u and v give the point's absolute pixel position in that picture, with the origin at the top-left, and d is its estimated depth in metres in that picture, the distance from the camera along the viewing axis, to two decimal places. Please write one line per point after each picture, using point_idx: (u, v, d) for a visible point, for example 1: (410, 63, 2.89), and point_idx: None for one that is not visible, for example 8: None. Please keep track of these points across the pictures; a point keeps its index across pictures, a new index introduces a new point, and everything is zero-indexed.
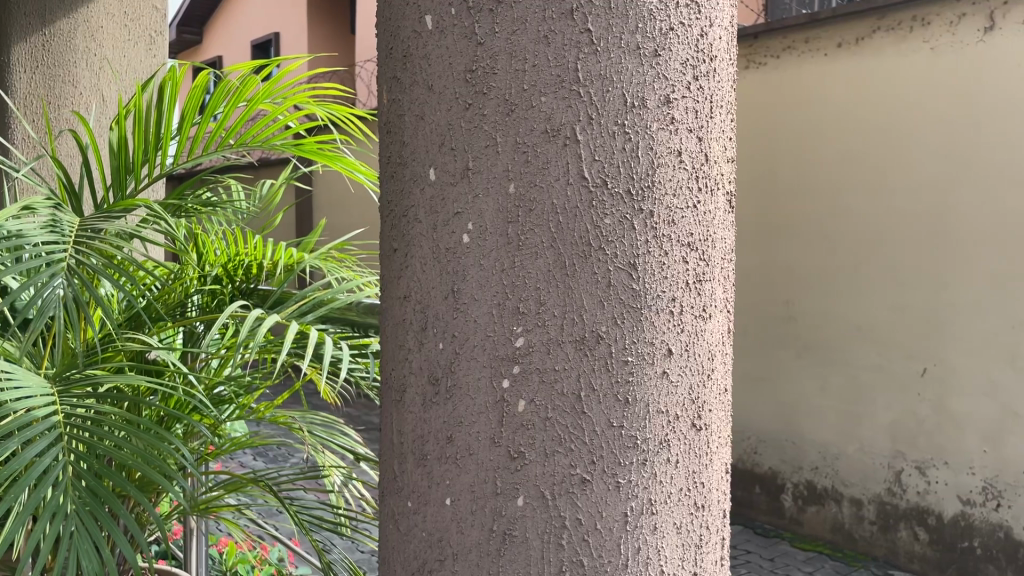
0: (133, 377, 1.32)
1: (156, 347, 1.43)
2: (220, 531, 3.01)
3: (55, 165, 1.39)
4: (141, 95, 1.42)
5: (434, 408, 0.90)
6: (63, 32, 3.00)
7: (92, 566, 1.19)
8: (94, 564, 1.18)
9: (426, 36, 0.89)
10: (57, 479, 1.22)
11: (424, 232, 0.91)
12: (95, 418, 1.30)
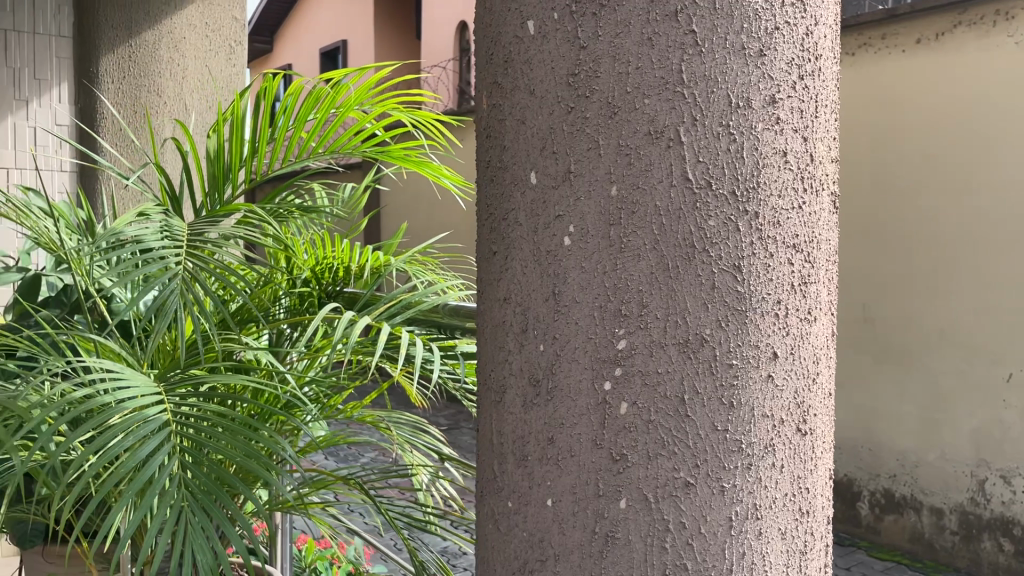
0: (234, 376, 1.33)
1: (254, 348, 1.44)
2: (301, 529, 3.07)
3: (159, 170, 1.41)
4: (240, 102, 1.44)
5: (535, 409, 0.91)
6: (146, 43, 3.02)
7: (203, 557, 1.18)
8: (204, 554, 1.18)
9: (528, 40, 0.90)
10: (168, 474, 1.21)
11: (524, 235, 0.92)
12: (202, 415, 1.30)
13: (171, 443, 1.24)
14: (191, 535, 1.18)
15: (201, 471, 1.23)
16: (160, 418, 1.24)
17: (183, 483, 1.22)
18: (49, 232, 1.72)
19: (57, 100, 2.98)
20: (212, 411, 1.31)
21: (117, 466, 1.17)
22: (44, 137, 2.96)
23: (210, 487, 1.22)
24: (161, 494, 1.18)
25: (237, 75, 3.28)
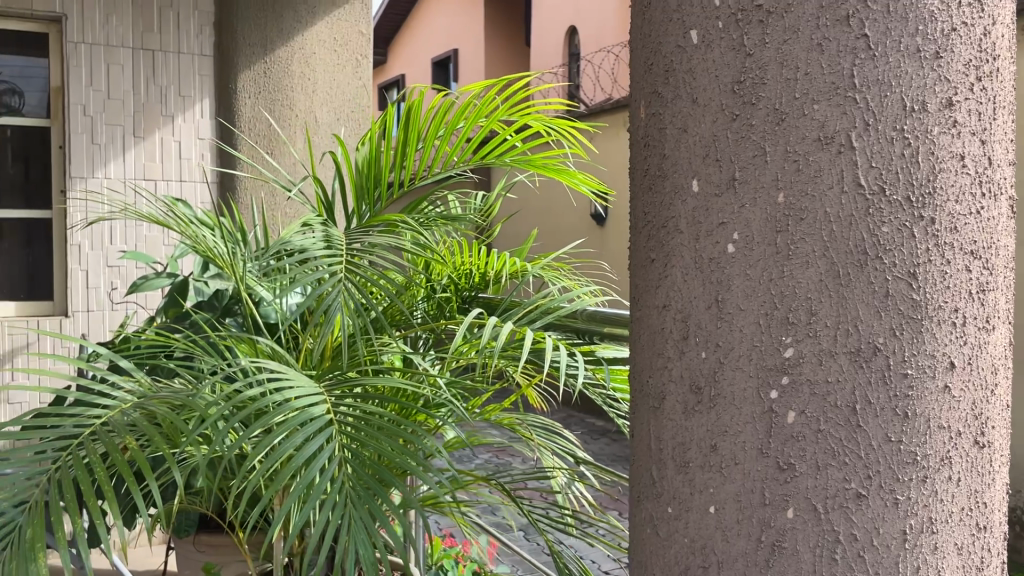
0: (391, 377, 1.37)
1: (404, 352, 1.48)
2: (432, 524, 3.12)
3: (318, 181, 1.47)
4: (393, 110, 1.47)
5: (696, 416, 0.91)
6: (281, 59, 3.18)
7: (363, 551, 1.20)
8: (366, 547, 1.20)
9: (691, 50, 0.90)
10: (331, 470, 1.25)
11: (685, 242, 0.91)
12: (359, 415, 1.34)
13: (332, 441, 1.28)
14: (354, 528, 1.22)
15: (362, 467, 1.27)
16: (323, 417, 1.29)
17: (345, 479, 1.26)
18: (208, 240, 1.83)
19: (200, 115, 3.16)
20: (368, 411, 1.35)
21: (286, 461, 1.22)
22: (189, 150, 3.15)
23: (370, 482, 1.26)
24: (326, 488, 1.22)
25: (363, 88, 3.37)
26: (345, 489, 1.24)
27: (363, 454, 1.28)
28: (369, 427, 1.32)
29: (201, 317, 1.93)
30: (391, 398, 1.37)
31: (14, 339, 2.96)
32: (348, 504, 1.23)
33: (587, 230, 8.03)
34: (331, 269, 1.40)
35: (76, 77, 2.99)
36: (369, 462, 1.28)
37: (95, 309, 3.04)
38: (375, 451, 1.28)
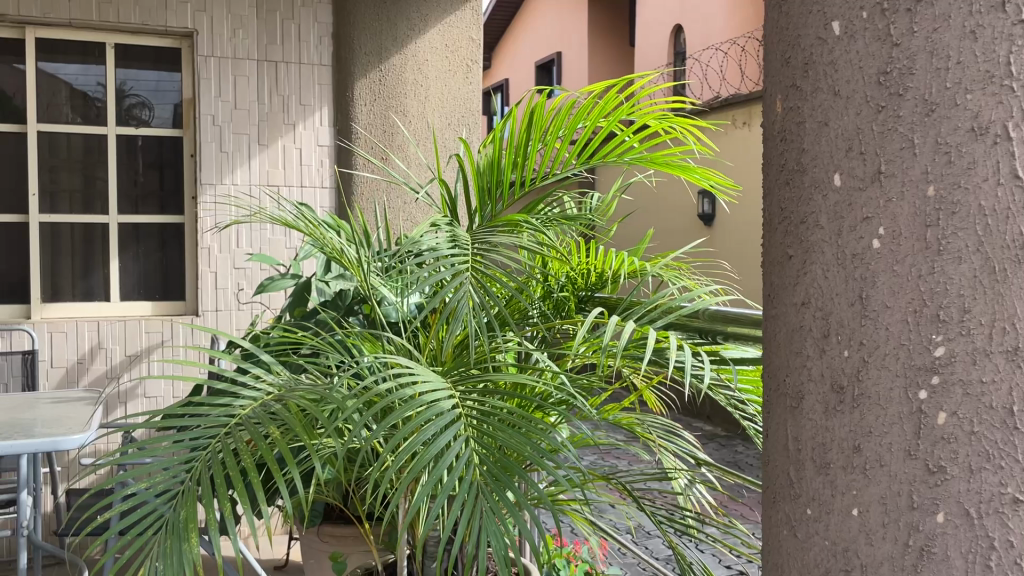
0: (516, 374, 1.39)
1: (528, 349, 1.50)
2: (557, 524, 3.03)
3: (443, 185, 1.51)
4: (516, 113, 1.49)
5: (837, 417, 0.82)
6: (397, 67, 3.30)
7: (496, 544, 1.22)
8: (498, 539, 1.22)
9: (833, 42, 0.82)
10: (461, 460, 1.28)
11: (826, 239, 0.83)
12: (486, 409, 1.37)
13: (461, 434, 1.31)
14: (484, 518, 1.23)
15: (490, 459, 1.29)
16: (452, 411, 1.32)
17: (474, 470, 1.28)
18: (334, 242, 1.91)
19: (319, 123, 3.29)
20: (494, 405, 1.37)
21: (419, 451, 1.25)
22: (309, 157, 3.29)
23: (498, 474, 1.27)
24: (456, 478, 1.25)
25: (474, 93, 3.44)
26: (475, 480, 1.26)
27: (491, 448, 1.30)
28: (495, 420, 1.35)
29: (328, 316, 2.01)
30: (516, 394, 1.39)
31: (150, 336, 3.17)
32: (481, 498, 1.25)
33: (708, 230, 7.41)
34: (457, 266, 1.43)
35: (206, 88, 3.15)
36: (498, 457, 1.30)
37: (223, 309, 3.21)
38: (503, 444, 1.30)
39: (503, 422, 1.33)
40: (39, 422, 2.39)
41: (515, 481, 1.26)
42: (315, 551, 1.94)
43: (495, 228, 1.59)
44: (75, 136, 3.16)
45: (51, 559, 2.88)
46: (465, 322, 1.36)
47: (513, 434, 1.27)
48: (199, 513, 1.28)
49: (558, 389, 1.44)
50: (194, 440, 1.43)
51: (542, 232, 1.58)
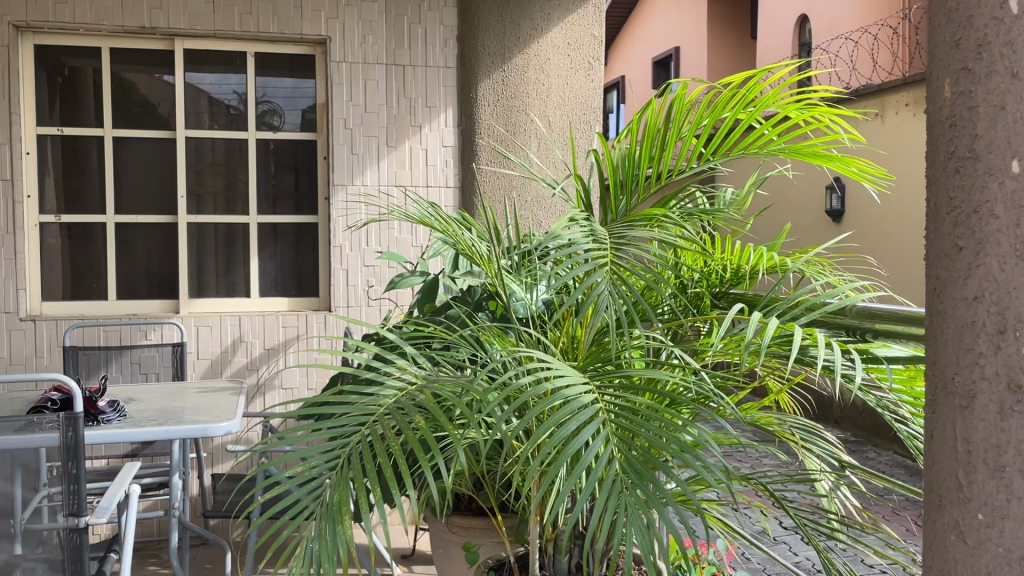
0: (657, 368, 1.37)
1: (667, 343, 1.47)
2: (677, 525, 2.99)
3: (580, 180, 1.51)
4: (656, 105, 1.47)
5: (1015, 417, 0.77)
6: (518, 68, 3.36)
7: (641, 539, 1.22)
8: (643, 535, 1.21)
9: (1010, 21, 0.77)
10: (604, 454, 1.28)
11: (1003, 229, 0.78)
12: (627, 405, 1.36)
13: (603, 428, 1.31)
14: (629, 513, 1.23)
15: (633, 454, 1.28)
16: (593, 405, 1.33)
17: (617, 465, 1.28)
18: (467, 239, 1.96)
19: (444, 124, 3.37)
20: (634, 400, 1.37)
21: (562, 444, 1.26)
22: (434, 157, 3.37)
23: (642, 469, 1.27)
24: (600, 472, 1.25)
25: (595, 90, 3.46)
26: (618, 475, 1.26)
27: (634, 442, 1.29)
28: (638, 417, 1.34)
29: (459, 311, 2.05)
30: (656, 389, 1.38)
31: (287, 330, 3.33)
32: (627, 495, 1.25)
33: (850, 225, 6.78)
34: (598, 261, 1.43)
35: (338, 93, 3.28)
36: (642, 453, 1.29)
37: (353, 305, 3.34)
38: (645, 439, 1.30)
39: (645, 418, 1.32)
40: (189, 410, 2.55)
41: (659, 478, 1.24)
42: (444, 541, 1.99)
43: (633, 222, 1.58)
44: (219, 141, 3.34)
45: (197, 539, 3.07)
46: (605, 316, 1.36)
47: (656, 429, 1.26)
48: (350, 500, 1.33)
49: (699, 386, 1.41)
50: (342, 428, 1.50)
51: (680, 225, 1.56)
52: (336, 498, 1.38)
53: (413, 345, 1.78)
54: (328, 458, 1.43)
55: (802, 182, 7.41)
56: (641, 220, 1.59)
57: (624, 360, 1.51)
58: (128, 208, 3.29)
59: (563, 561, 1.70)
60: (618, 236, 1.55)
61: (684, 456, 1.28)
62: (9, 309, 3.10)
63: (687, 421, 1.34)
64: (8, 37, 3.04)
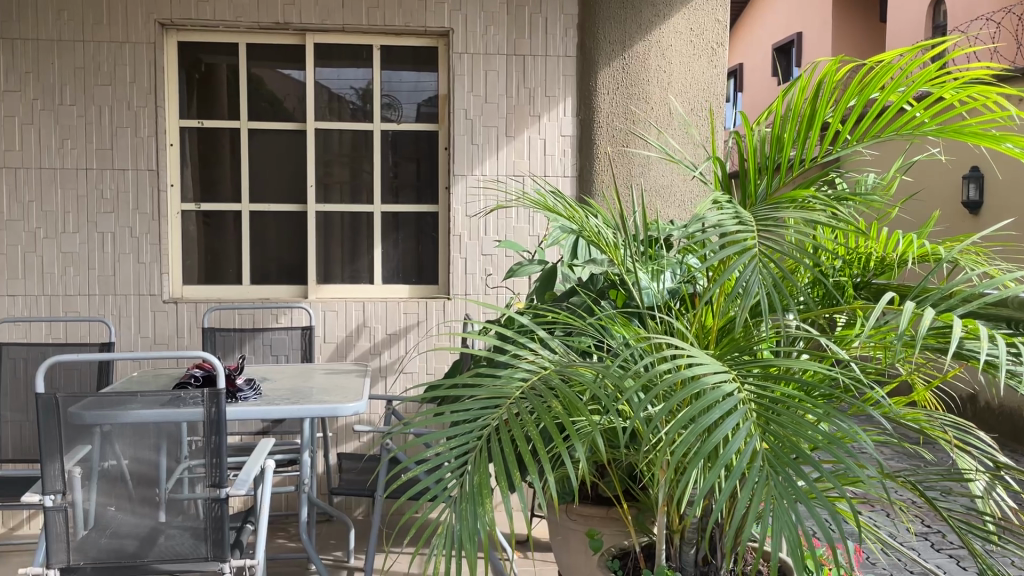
0: (802, 358, 1.32)
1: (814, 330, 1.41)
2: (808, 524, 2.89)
3: (723, 163, 1.49)
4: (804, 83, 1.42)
5: None
6: (640, 55, 3.36)
7: (789, 536, 1.18)
8: (791, 534, 1.17)
9: None
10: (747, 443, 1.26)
11: None
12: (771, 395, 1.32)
13: (745, 416, 1.29)
14: (774, 504, 1.21)
15: (777, 442, 1.26)
16: (735, 393, 1.30)
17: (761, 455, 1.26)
18: (593, 227, 1.96)
19: (563, 113, 3.37)
20: (777, 388, 1.34)
21: (703, 431, 1.25)
22: (553, 147, 3.37)
23: (788, 461, 1.23)
24: (744, 461, 1.23)
25: (719, 76, 3.41)
26: (764, 464, 1.23)
27: (779, 431, 1.26)
28: (783, 409, 1.29)
29: (582, 299, 2.04)
30: (800, 378, 1.34)
31: (408, 316, 3.42)
32: (773, 491, 1.21)
33: (989, 217, 6.39)
34: (743, 245, 1.41)
35: (460, 84, 3.33)
36: (789, 447, 1.24)
37: (471, 293, 3.41)
38: (790, 430, 1.26)
39: (790, 406, 1.29)
40: (318, 389, 2.65)
41: (806, 474, 1.20)
42: (564, 530, 2.00)
43: (777, 206, 1.52)
44: (346, 132, 3.45)
45: (322, 515, 3.20)
46: (750, 303, 1.33)
47: (802, 423, 1.22)
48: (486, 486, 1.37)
49: (846, 379, 1.35)
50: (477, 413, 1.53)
51: (830, 208, 1.50)
52: (476, 480, 1.43)
53: (543, 332, 1.80)
54: (460, 442, 1.45)
55: (939, 170, 7.02)
56: (787, 203, 1.54)
57: (763, 350, 1.48)
58: (261, 196, 3.44)
59: (690, 552, 1.69)
60: (762, 219, 1.50)
61: (833, 447, 1.24)
62: (154, 291, 3.30)
63: (834, 412, 1.29)
64: (155, 35, 3.23)
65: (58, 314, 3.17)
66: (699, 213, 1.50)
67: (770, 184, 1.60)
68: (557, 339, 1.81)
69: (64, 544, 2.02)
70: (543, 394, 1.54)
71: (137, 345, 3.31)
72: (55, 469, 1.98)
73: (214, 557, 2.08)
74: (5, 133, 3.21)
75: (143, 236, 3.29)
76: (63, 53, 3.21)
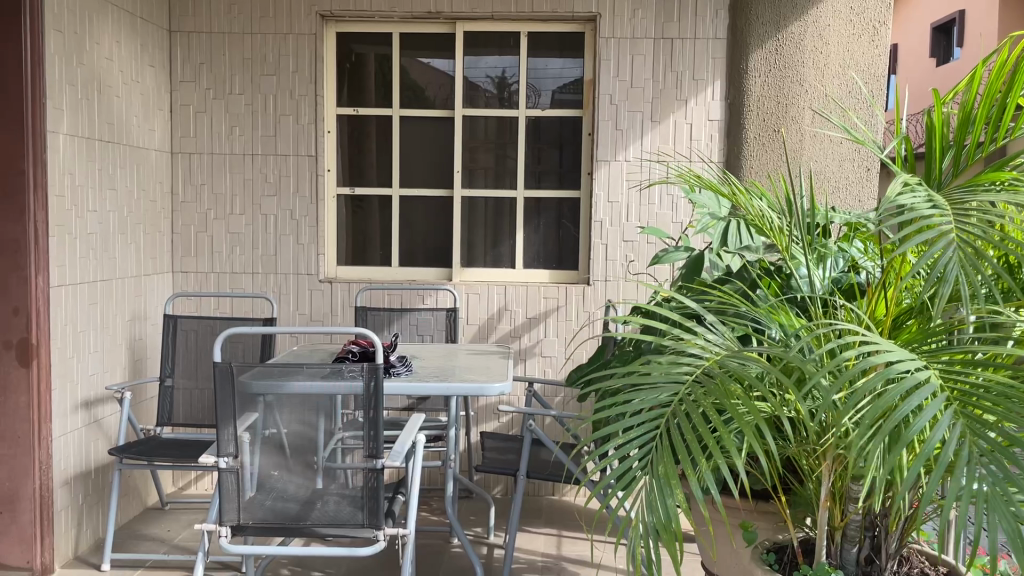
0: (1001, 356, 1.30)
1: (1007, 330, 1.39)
2: None
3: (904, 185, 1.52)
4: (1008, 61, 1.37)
5: None
6: (795, 36, 3.25)
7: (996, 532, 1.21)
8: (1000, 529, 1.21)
9: None
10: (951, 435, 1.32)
11: None
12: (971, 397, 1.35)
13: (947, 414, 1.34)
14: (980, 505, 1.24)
15: (982, 438, 1.30)
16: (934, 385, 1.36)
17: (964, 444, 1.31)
18: (759, 211, 1.94)
19: (711, 97, 3.32)
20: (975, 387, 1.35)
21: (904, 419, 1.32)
22: (699, 132, 3.34)
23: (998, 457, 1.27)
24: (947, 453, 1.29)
25: (880, 57, 3.24)
26: (972, 457, 1.28)
27: (985, 428, 1.30)
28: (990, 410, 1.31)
29: (737, 284, 2.03)
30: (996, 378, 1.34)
31: (548, 301, 3.46)
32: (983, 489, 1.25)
33: None
34: (940, 229, 1.40)
35: (606, 69, 3.33)
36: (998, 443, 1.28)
37: (611, 279, 3.42)
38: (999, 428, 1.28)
39: (986, 405, 1.34)
40: (463, 368, 2.74)
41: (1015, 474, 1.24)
42: (708, 519, 2.01)
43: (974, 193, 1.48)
44: (492, 118, 3.51)
45: (463, 491, 3.30)
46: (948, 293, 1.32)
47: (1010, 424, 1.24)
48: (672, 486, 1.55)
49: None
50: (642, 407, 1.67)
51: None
52: (658, 469, 1.60)
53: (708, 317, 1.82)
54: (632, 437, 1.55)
55: None
56: (986, 183, 1.54)
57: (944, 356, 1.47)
58: (410, 181, 3.56)
59: (853, 551, 1.67)
60: (956, 204, 1.49)
61: None
62: (311, 271, 3.48)
63: None
64: (316, 26, 3.39)
65: (224, 290, 3.40)
66: (891, 197, 1.49)
67: (958, 163, 1.57)
68: (724, 324, 1.83)
69: (236, 503, 2.16)
70: (709, 385, 1.62)
71: (295, 321, 3.50)
72: (229, 433, 2.12)
73: (370, 524, 2.19)
74: (182, 120, 3.45)
75: (302, 218, 3.47)
76: (233, 45, 3.42)
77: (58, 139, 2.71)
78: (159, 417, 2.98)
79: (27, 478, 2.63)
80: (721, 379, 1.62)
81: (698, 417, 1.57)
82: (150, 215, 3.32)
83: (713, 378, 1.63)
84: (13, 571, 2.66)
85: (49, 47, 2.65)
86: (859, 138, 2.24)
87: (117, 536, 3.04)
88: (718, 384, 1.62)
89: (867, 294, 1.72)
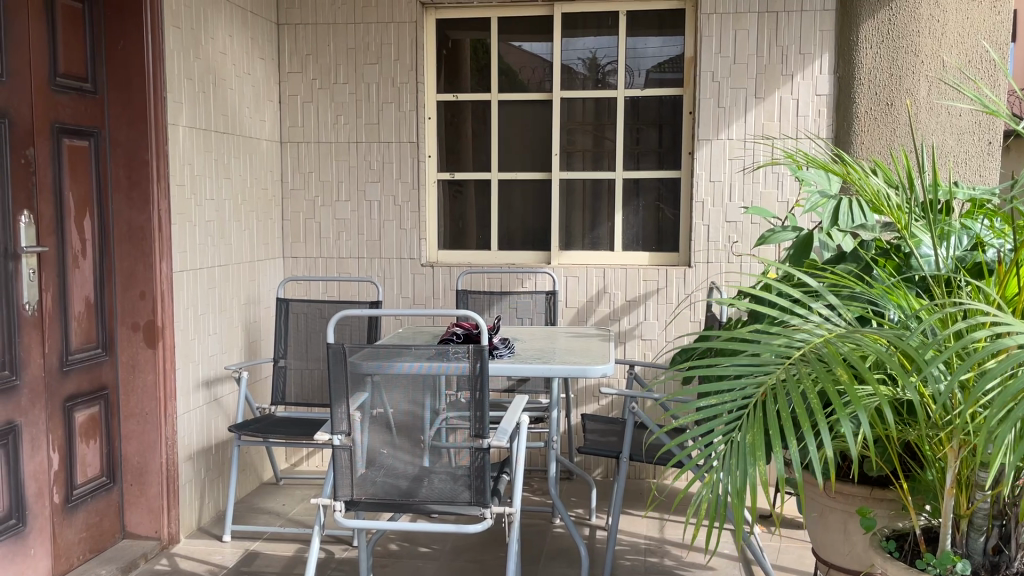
0: None
1: None
2: None
3: None
4: None
5: None
6: (910, 4, 3.12)
7: None
8: None
9: None
10: None
11: None
12: None
13: None
14: None
15: None
16: None
17: None
18: (875, 187, 1.89)
19: (819, 71, 3.21)
20: None
21: None
22: (806, 108, 3.24)
23: None
24: None
25: (1002, 24, 3.07)
26: None
27: None
28: None
29: (849, 265, 1.97)
30: None
31: (647, 283, 3.43)
32: None
33: None
34: None
35: (708, 46, 3.26)
36: None
37: (713, 261, 3.36)
38: None
39: None
40: (562, 350, 2.75)
41: None
42: (819, 506, 1.96)
43: None
44: (589, 100, 3.48)
45: (563, 472, 3.33)
46: None
47: None
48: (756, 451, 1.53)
49: None
50: (744, 386, 1.64)
51: None
52: (744, 439, 1.59)
53: (821, 295, 1.78)
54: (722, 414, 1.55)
55: None
56: None
57: None
58: (508, 166, 3.58)
59: (980, 540, 1.61)
60: None
61: None
62: (413, 256, 3.56)
63: None
64: (416, 14, 3.44)
65: (331, 275, 3.52)
66: None
67: None
68: (838, 305, 1.77)
69: (348, 480, 2.23)
70: (823, 363, 1.59)
71: (399, 304, 3.59)
72: (341, 411, 2.19)
73: (476, 502, 2.23)
74: (290, 112, 3.58)
75: (404, 203, 3.55)
76: (338, 35, 3.51)
77: (178, 131, 2.85)
78: (273, 397, 3.12)
79: (155, 453, 2.79)
80: (834, 360, 1.58)
81: (812, 396, 1.54)
82: (261, 204, 3.46)
83: (828, 357, 1.60)
84: (142, 540, 2.82)
85: (168, 43, 2.78)
86: (990, 109, 2.10)
87: (237, 510, 3.21)
88: (831, 364, 1.58)
89: (999, 272, 1.65)
